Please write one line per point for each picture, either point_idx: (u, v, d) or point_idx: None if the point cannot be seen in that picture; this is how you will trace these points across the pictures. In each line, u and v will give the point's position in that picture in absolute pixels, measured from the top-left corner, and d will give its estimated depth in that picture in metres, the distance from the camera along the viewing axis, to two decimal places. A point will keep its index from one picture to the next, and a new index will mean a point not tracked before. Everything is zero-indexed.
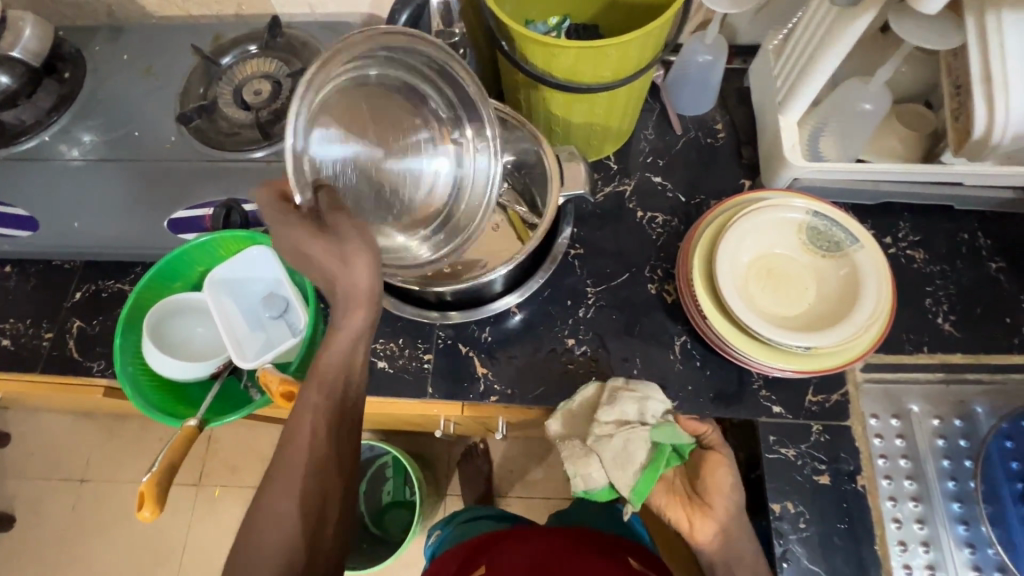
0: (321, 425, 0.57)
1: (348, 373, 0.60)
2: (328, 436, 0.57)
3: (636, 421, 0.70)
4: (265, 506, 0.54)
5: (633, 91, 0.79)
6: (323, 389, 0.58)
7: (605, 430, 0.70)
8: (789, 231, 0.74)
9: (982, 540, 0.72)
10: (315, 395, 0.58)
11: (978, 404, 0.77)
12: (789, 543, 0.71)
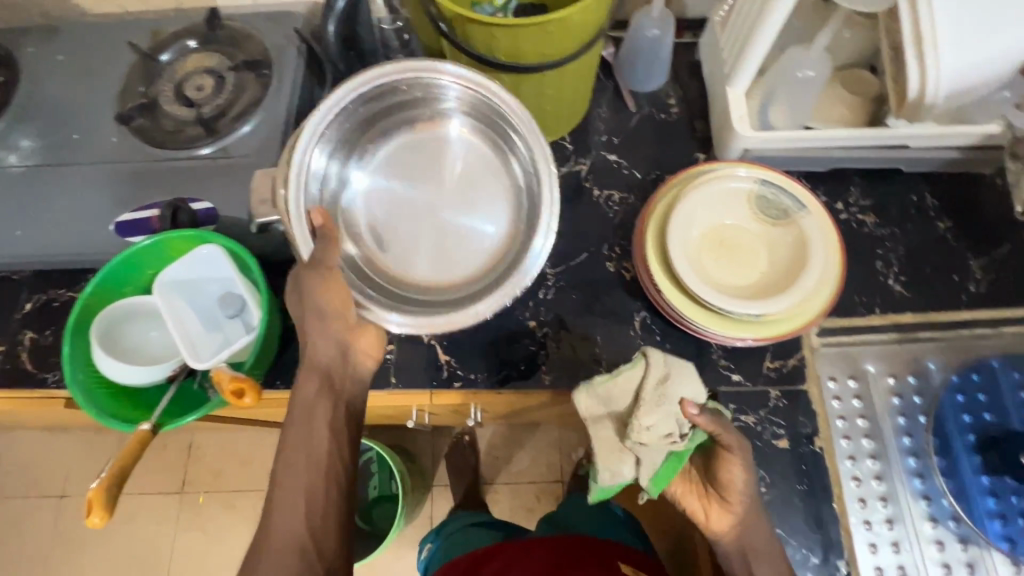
0: (304, 442, 0.63)
1: (323, 393, 0.66)
2: (311, 455, 0.63)
3: (676, 430, 0.63)
4: (277, 490, 0.61)
5: (581, 69, 0.78)
6: (301, 414, 0.64)
7: (644, 435, 0.62)
8: (737, 201, 0.75)
9: (937, 492, 0.74)
10: (295, 420, 0.64)
11: (931, 361, 0.79)
12: None
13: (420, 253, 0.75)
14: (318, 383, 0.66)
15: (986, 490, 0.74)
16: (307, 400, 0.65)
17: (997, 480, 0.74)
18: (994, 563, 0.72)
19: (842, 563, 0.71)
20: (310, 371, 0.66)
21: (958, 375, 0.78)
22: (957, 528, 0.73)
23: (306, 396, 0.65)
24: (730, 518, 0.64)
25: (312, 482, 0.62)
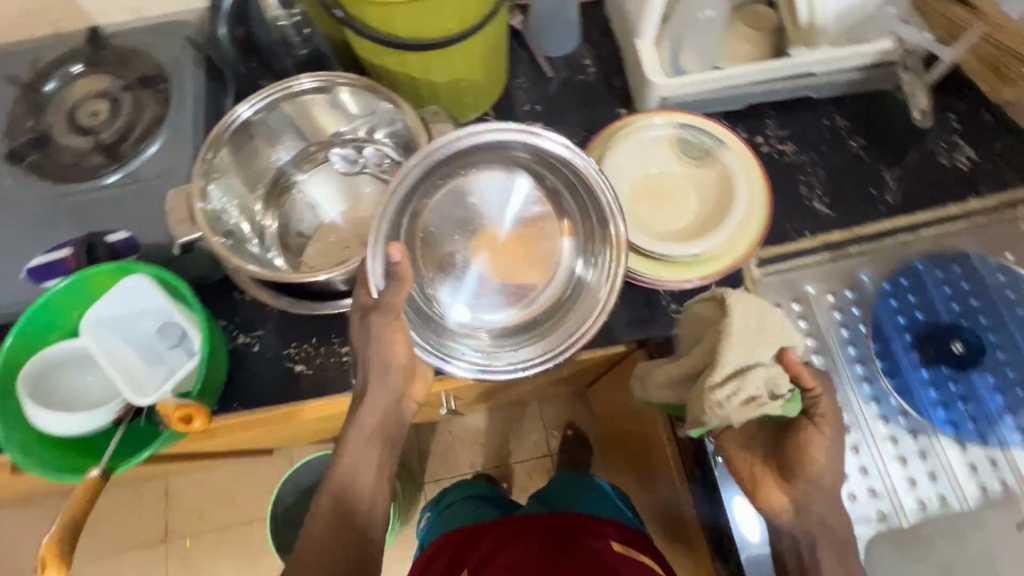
0: (351, 483, 0.61)
1: (377, 440, 0.63)
2: (355, 497, 0.61)
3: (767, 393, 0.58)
4: (311, 529, 0.59)
5: (489, 40, 0.77)
6: (353, 453, 0.62)
7: (720, 372, 0.58)
8: (661, 148, 0.76)
9: (884, 393, 0.79)
10: (345, 457, 0.62)
11: (863, 272, 0.83)
12: None
13: (487, 303, 0.72)
14: (370, 428, 0.63)
15: (927, 382, 0.79)
16: (359, 437, 0.62)
17: (935, 371, 0.79)
18: (945, 448, 0.77)
19: None
20: (365, 414, 0.62)
21: (888, 281, 0.82)
22: (909, 423, 0.78)
23: (361, 437, 0.62)
24: (785, 494, 0.59)
25: (341, 525, 0.59)
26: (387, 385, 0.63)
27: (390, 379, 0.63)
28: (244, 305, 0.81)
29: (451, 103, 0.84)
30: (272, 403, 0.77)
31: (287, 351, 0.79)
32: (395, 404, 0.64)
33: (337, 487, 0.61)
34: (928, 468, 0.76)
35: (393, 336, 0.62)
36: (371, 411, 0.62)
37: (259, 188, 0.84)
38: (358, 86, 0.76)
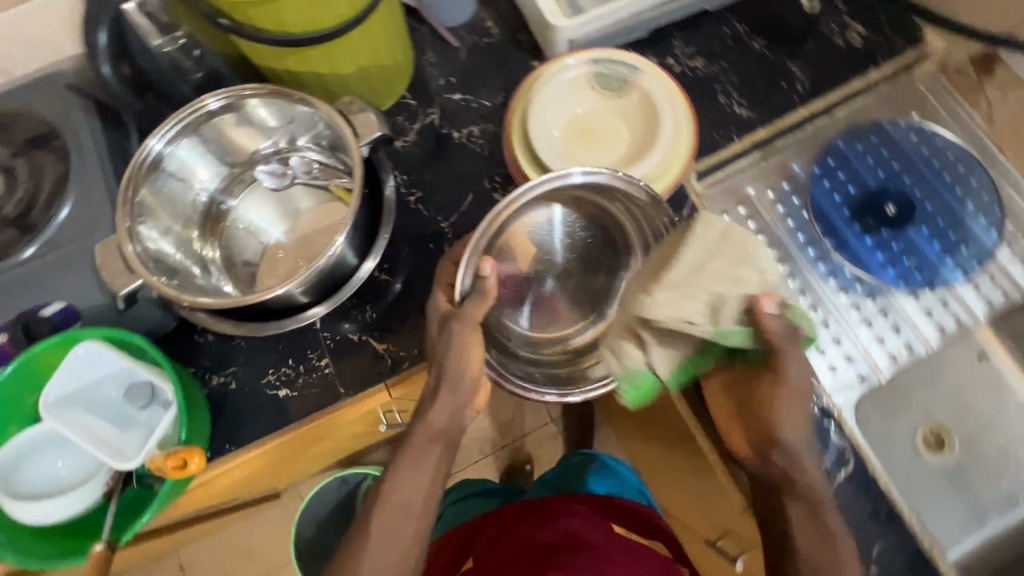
0: (403, 491, 0.63)
1: (433, 448, 0.65)
2: (405, 504, 0.63)
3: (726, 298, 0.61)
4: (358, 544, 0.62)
5: (387, 20, 0.76)
6: (409, 461, 0.64)
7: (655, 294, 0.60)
8: (580, 89, 0.77)
9: (838, 267, 0.85)
10: (403, 462, 0.64)
11: (794, 163, 0.88)
12: None
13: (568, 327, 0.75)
14: (427, 435, 0.64)
15: (872, 247, 0.85)
16: (417, 442, 0.64)
17: (877, 235, 0.85)
18: (901, 301, 0.84)
19: None
20: (426, 420, 0.65)
21: (817, 165, 0.87)
22: (866, 288, 0.84)
23: (419, 442, 0.64)
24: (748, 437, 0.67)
25: (387, 536, 0.62)
26: (455, 395, 0.64)
27: (459, 388, 0.64)
28: (210, 345, 0.79)
29: (365, 90, 0.83)
30: (268, 433, 0.77)
31: (267, 379, 0.78)
32: (456, 414, 0.65)
33: (389, 495, 0.63)
34: (891, 324, 0.83)
35: (472, 345, 0.64)
36: (432, 416, 0.64)
37: (192, 225, 0.80)
38: (265, 93, 0.74)
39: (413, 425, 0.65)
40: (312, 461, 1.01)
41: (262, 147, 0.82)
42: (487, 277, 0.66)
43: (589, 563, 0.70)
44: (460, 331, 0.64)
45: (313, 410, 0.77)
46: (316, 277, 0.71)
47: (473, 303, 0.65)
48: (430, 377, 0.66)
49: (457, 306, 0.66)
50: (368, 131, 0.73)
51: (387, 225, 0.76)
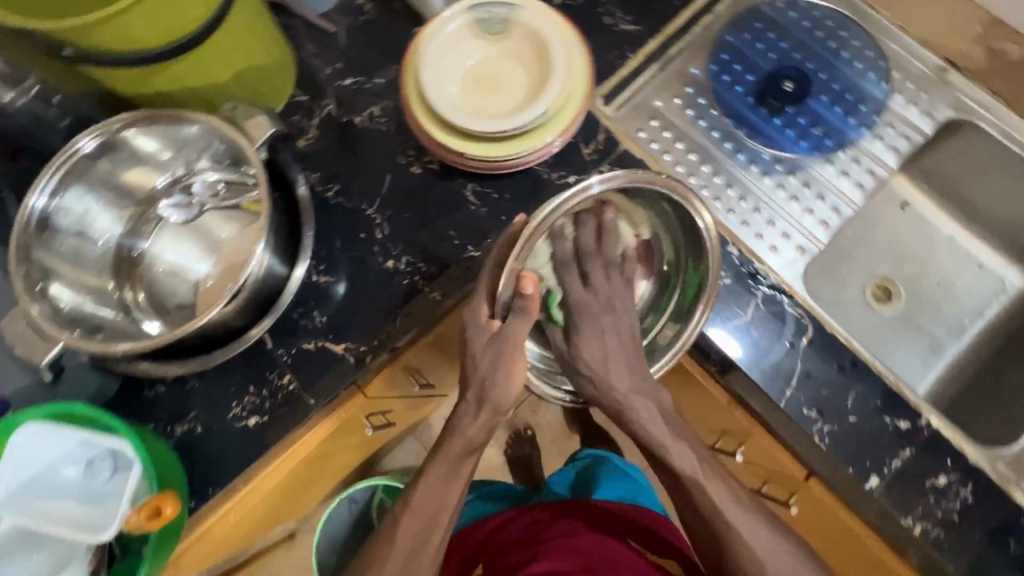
0: (427, 501, 0.70)
1: (465, 460, 0.70)
2: (430, 515, 0.69)
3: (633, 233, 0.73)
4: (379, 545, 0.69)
5: (247, 13, 0.72)
6: (437, 475, 0.70)
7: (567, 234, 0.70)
8: (465, 39, 0.76)
9: (755, 154, 0.88)
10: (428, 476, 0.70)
11: (693, 66, 0.91)
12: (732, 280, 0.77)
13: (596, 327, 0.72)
14: (461, 447, 0.69)
15: (782, 126, 0.88)
16: (450, 457, 0.70)
17: (783, 115, 0.89)
18: (819, 169, 0.88)
19: (733, 249, 0.78)
20: (459, 432, 0.69)
21: (714, 62, 0.90)
22: (785, 166, 0.88)
23: (451, 456, 0.70)
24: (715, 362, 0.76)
25: (412, 544, 0.68)
26: (496, 413, 0.69)
27: (499, 407, 0.68)
28: (164, 396, 0.75)
29: (250, 94, 0.79)
30: (248, 464, 0.74)
31: (233, 412, 0.75)
32: (492, 429, 0.70)
33: (417, 505, 0.70)
34: (816, 193, 0.87)
35: (514, 365, 0.66)
36: (470, 429, 0.69)
37: (105, 274, 0.75)
38: (139, 120, 0.71)
39: (448, 436, 0.70)
40: (306, 488, 0.99)
41: (159, 181, 0.78)
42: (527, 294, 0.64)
43: None
44: (506, 353, 0.66)
45: (288, 429, 0.75)
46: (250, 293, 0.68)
47: (516, 321, 0.65)
48: (470, 392, 0.68)
49: (500, 325, 0.66)
50: (259, 131, 0.70)
51: (309, 222, 0.74)
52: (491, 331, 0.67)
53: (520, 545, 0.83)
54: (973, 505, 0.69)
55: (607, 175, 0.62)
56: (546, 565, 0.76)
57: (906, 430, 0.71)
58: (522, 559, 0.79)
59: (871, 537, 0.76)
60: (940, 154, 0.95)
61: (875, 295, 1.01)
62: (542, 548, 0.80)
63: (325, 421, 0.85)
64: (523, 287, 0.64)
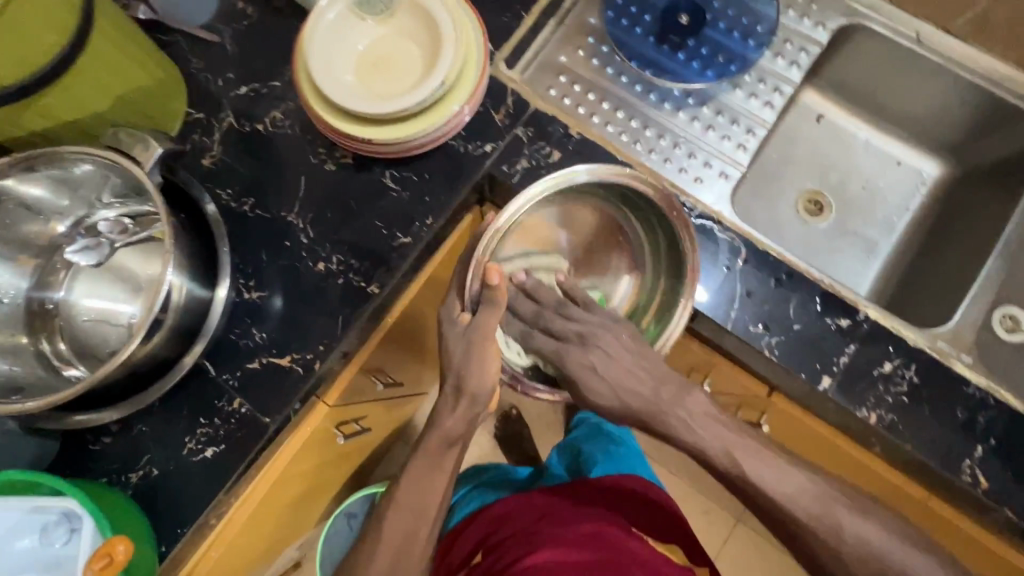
0: (413, 495, 0.71)
1: (447, 451, 0.71)
2: (417, 509, 0.71)
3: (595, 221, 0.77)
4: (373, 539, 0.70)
5: (107, 28, 0.67)
6: (422, 467, 0.71)
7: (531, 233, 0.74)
8: (350, 22, 0.73)
9: (666, 92, 0.89)
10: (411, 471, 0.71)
11: (590, 17, 0.91)
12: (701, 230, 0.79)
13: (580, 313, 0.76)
14: (441, 439, 0.70)
15: (686, 60, 0.89)
16: (432, 449, 0.71)
17: (685, 48, 0.90)
18: (728, 97, 0.90)
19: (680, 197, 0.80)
20: (438, 425, 0.70)
21: (609, 9, 0.91)
22: (696, 98, 0.89)
23: (434, 447, 0.71)
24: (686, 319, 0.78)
25: (401, 538, 0.70)
26: (474, 403, 0.68)
27: (478, 397, 0.68)
28: (112, 447, 0.72)
29: (137, 118, 0.75)
30: (213, 497, 0.71)
31: (187, 446, 0.72)
32: (472, 420, 0.70)
33: (403, 501, 0.71)
34: (729, 120, 0.89)
35: (486, 354, 0.66)
36: (449, 420, 0.69)
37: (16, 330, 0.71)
38: (19, 166, 0.67)
39: (429, 431, 0.70)
40: (283, 513, 0.96)
41: (60, 227, 0.74)
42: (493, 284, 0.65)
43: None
44: (478, 342, 0.65)
45: (247, 452, 0.72)
46: (173, 321, 0.65)
47: (484, 312, 0.66)
48: (448, 383, 0.68)
49: (470, 317, 0.67)
50: (147, 153, 0.66)
51: (223, 238, 0.71)
52: (463, 324, 0.68)
53: (520, 534, 0.77)
54: (920, 384, 0.72)
55: (593, 168, 0.70)
56: (549, 555, 0.70)
57: (848, 327, 0.74)
58: (522, 547, 0.73)
59: (844, 441, 0.78)
60: (842, 61, 0.98)
61: (806, 209, 1.04)
62: (542, 537, 0.74)
63: (291, 441, 0.80)
64: (489, 279, 0.65)
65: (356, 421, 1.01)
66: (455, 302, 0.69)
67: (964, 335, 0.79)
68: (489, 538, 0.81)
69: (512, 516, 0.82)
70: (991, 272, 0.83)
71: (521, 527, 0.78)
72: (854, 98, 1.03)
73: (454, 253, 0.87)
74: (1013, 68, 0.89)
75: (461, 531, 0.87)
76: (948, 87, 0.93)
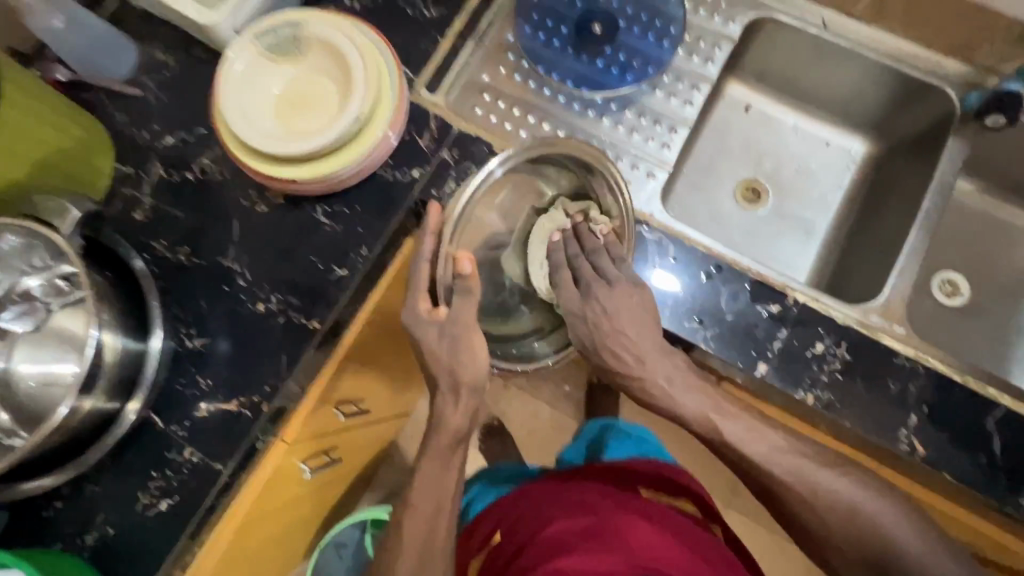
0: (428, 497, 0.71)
1: (454, 450, 0.72)
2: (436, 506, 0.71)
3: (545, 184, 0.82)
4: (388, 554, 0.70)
5: (17, 101, 0.68)
6: (435, 468, 0.72)
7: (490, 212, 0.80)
8: (263, 66, 0.75)
9: (589, 100, 0.91)
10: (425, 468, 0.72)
11: (508, 34, 0.93)
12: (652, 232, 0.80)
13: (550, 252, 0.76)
14: (449, 438, 0.72)
15: (605, 68, 0.92)
16: (439, 450, 0.72)
17: (603, 56, 0.92)
18: (649, 99, 0.92)
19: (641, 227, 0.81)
20: (444, 424, 0.71)
21: (526, 25, 0.92)
22: (618, 104, 0.92)
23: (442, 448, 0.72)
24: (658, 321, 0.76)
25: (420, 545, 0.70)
26: (476, 395, 0.70)
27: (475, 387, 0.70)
28: (64, 511, 0.72)
29: (61, 180, 0.76)
30: (170, 550, 0.71)
31: (142, 500, 0.73)
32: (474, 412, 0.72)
33: (416, 504, 0.71)
34: (652, 122, 0.91)
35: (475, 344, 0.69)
36: (455, 417, 0.71)
37: None
38: None
39: (435, 433, 0.72)
40: (258, 559, 0.93)
41: None
42: (464, 271, 0.68)
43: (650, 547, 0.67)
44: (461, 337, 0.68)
45: (201, 500, 0.73)
46: (108, 380, 0.66)
47: (460, 302, 0.69)
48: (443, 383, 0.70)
49: (444, 312, 0.69)
50: (62, 216, 0.66)
51: (151, 290, 0.72)
52: (438, 318, 0.69)
53: (530, 510, 0.77)
54: (851, 360, 0.74)
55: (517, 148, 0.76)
56: (563, 523, 0.72)
57: (778, 313, 0.76)
58: (535, 521, 0.74)
59: (801, 426, 0.79)
60: (759, 52, 1.01)
61: (745, 198, 1.06)
62: (553, 508, 0.75)
63: (252, 486, 0.75)
64: (461, 268, 0.68)
65: (326, 454, 0.97)
66: (420, 299, 0.71)
67: (894, 307, 0.81)
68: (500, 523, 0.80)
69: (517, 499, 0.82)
70: (916, 243, 0.86)
71: (530, 503, 0.79)
72: (777, 87, 1.06)
73: (399, 279, 0.87)
74: (916, 45, 0.92)
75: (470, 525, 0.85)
76: (859, 69, 0.96)
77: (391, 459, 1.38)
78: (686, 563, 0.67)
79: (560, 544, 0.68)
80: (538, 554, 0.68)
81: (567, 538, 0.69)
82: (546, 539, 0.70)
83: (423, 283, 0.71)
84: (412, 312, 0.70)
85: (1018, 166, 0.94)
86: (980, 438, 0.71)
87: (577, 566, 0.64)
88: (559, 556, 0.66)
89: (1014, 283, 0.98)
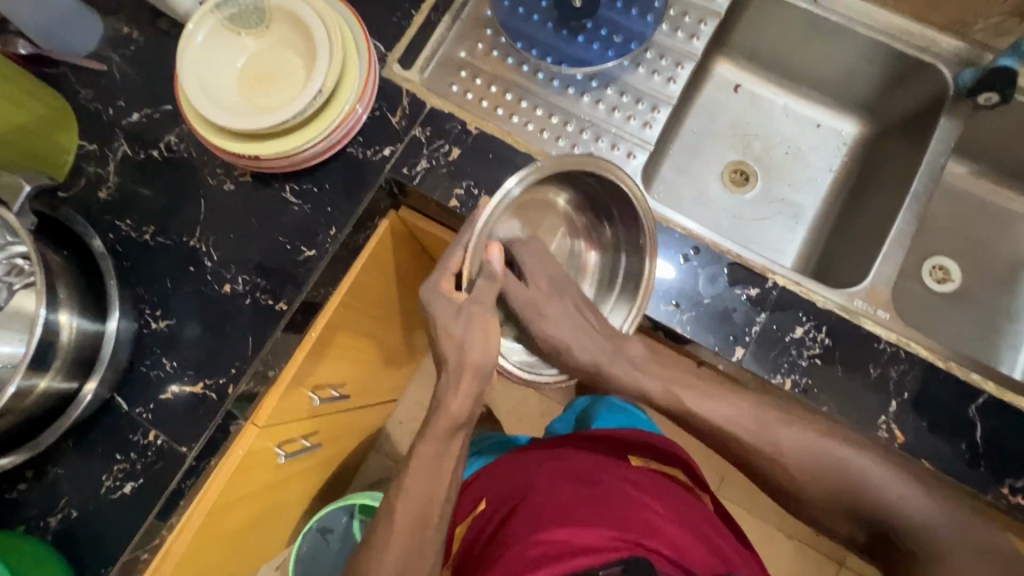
0: (418, 483, 0.62)
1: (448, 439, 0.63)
2: (423, 498, 0.62)
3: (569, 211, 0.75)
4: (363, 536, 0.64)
5: None
6: (424, 456, 0.62)
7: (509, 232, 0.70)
8: (225, 39, 0.72)
9: (569, 78, 0.88)
10: None
11: (486, 9, 0.90)
12: (689, 239, 0.77)
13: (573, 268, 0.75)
14: (435, 422, 0.62)
15: (587, 43, 0.90)
16: (422, 433, 0.62)
17: (584, 32, 0.90)
18: (630, 76, 0.90)
19: (688, 239, 0.77)
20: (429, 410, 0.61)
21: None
22: (599, 81, 0.89)
23: (427, 440, 0.62)
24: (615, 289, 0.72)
25: (409, 528, 0.61)
26: (471, 378, 0.61)
27: (465, 365, 0.61)
28: (29, 493, 0.72)
29: (20, 157, 0.74)
30: (134, 532, 0.71)
31: (106, 482, 0.72)
32: (466, 395, 0.62)
33: (405, 494, 0.61)
34: (634, 100, 0.89)
35: (471, 324, 0.61)
36: (440, 402, 0.61)
37: None
38: None
39: None
40: (233, 544, 0.90)
41: None
42: (493, 264, 0.62)
43: (646, 522, 0.63)
44: (459, 310, 0.60)
45: (166, 484, 0.72)
46: (64, 360, 0.65)
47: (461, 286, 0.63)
48: None
49: (467, 294, 0.62)
50: (14, 191, 0.64)
51: (110, 270, 0.71)
52: (455, 302, 0.62)
53: (514, 484, 0.73)
54: (831, 346, 0.73)
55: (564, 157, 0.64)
56: (549, 493, 0.68)
57: (757, 296, 0.75)
58: (520, 492, 0.71)
59: None
60: (749, 28, 0.98)
61: (732, 180, 1.02)
62: (538, 480, 0.71)
63: (225, 471, 0.76)
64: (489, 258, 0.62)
65: (303, 438, 0.93)
66: (443, 277, 0.62)
67: (879, 292, 0.79)
68: (484, 493, 0.76)
69: (502, 470, 0.77)
70: (904, 225, 0.83)
71: (516, 474, 0.75)
72: (769, 66, 1.03)
73: (373, 263, 0.85)
74: (910, 21, 0.89)
75: (455, 496, 0.81)
76: (850, 47, 0.93)
77: (376, 445, 1.36)
78: (681, 538, 0.63)
79: (548, 514, 0.65)
80: (525, 523, 0.65)
81: (556, 507, 0.65)
82: (533, 508, 0.66)
83: (452, 263, 0.62)
84: (434, 281, 0.62)
85: (1010, 150, 0.91)
86: (961, 425, 0.70)
87: (562, 537, 0.61)
88: (546, 527, 0.63)
89: (1007, 271, 0.96)
